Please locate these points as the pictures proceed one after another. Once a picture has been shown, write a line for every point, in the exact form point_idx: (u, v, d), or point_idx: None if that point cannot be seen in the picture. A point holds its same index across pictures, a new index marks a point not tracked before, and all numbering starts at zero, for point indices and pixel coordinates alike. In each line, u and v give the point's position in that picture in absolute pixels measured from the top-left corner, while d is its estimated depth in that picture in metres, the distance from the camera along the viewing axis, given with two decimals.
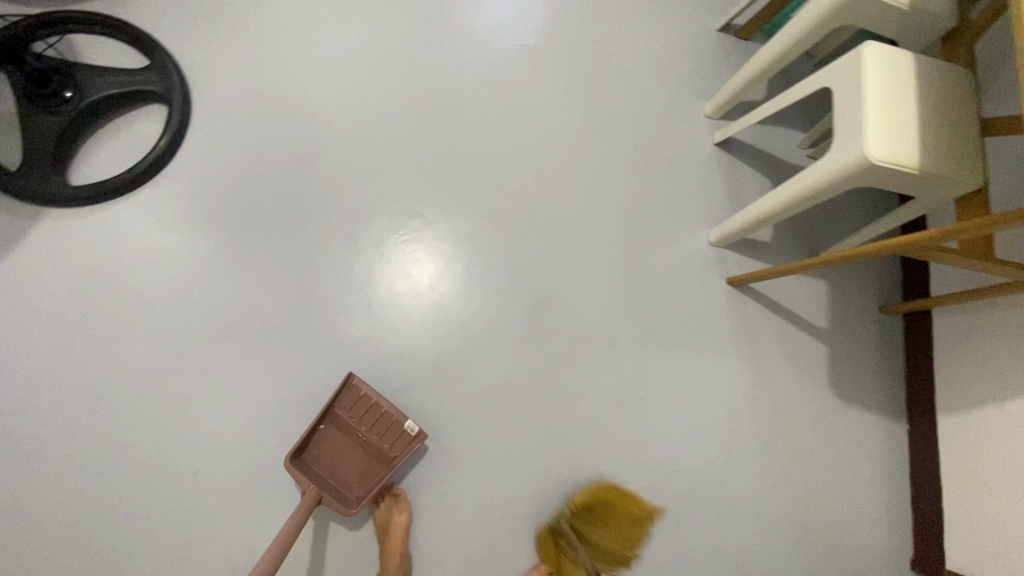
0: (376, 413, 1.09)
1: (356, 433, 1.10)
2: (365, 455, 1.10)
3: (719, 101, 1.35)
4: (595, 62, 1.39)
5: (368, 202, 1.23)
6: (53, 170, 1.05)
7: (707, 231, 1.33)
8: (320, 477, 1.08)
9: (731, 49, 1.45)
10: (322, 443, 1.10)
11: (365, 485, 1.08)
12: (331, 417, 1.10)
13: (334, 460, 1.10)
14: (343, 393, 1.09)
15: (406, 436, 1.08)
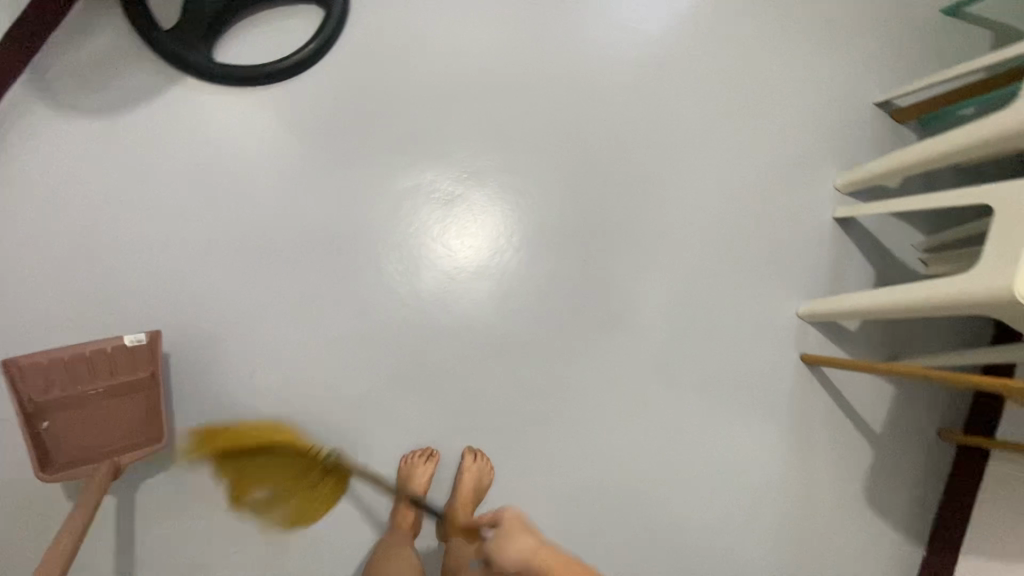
0: (80, 364, 0.97)
1: (89, 395, 0.97)
2: (119, 400, 0.99)
3: (855, 176, 1.30)
4: (741, 97, 1.33)
5: (475, 168, 1.20)
6: (202, 40, 1.04)
7: (797, 302, 1.30)
8: (90, 458, 0.95)
9: (882, 127, 1.38)
10: (75, 429, 0.96)
11: (149, 422, 0.99)
12: (44, 409, 0.95)
13: (92, 437, 0.97)
14: (27, 380, 0.93)
15: (141, 349, 0.99)
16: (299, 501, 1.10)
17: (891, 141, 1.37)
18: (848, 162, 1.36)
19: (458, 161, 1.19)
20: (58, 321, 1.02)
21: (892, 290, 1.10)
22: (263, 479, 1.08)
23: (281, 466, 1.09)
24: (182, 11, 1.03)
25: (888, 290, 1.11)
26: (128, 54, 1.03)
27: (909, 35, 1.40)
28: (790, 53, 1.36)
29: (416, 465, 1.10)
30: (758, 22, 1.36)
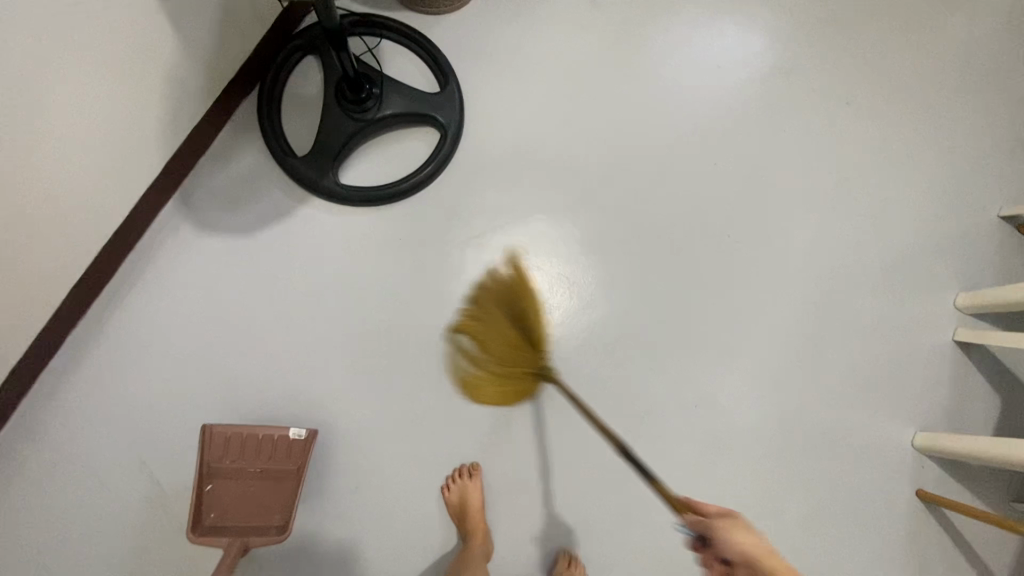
0: (252, 442, 1.03)
1: (246, 471, 1.03)
2: (264, 482, 1.03)
3: (977, 300, 1.22)
4: (853, 207, 1.29)
5: (564, 271, 1.21)
6: (332, 162, 1.11)
7: (913, 431, 1.22)
8: (224, 531, 0.99)
9: (1009, 242, 1.29)
10: (223, 499, 1.01)
11: (278, 510, 1.02)
12: (212, 475, 1.01)
13: (237, 508, 1.01)
14: (209, 444, 1.01)
15: (299, 444, 1.05)
16: (496, 387, 1.05)
17: (1018, 258, 1.28)
18: (972, 280, 1.28)
19: (545, 265, 1.20)
20: (189, 420, 1.08)
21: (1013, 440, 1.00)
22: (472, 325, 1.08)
23: (504, 357, 1.01)
24: (316, 138, 1.10)
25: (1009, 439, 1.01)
26: (266, 177, 1.12)
27: None
28: (907, 161, 1.32)
29: (467, 484, 1.09)
30: (871, 134, 1.32)
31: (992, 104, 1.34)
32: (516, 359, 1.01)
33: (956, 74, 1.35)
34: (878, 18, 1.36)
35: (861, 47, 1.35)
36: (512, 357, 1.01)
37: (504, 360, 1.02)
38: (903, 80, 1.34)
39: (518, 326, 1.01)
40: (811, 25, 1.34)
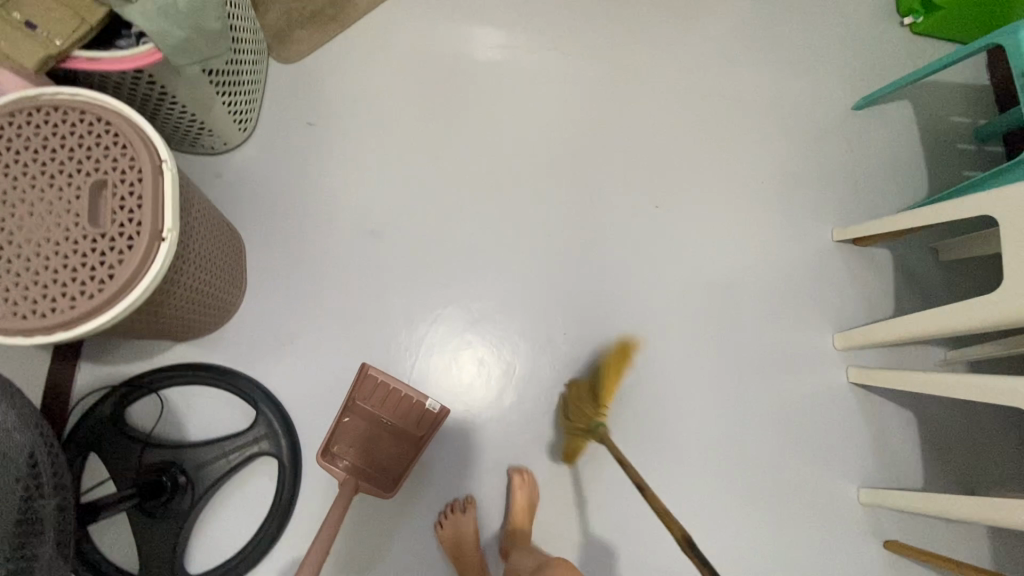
0: (396, 398, 1.06)
1: (382, 420, 1.07)
2: (389, 438, 1.06)
3: (851, 339, 1.25)
4: (710, 299, 1.30)
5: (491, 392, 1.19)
6: (171, 564, 0.96)
7: (857, 487, 1.23)
8: (350, 467, 1.04)
9: (852, 260, 1.34)
10: (354, 438, 1.05)
11: (397, 468, 1.06)
12: (351, 409, 1.06)
13: (366, 445, 1.06)
14: (360, 384, 1.05)
15: (431, 412, 1.06)
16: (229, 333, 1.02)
17: (866, 272, 1.33)
18: (837, 314, 1.31)
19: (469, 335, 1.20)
20: None
21: (958, 501, 1.01)
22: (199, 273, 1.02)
23: (587, 397, 1.16)
24: (140, 554, 0.96)
25: (956, 498, 1.01)
26: None
27: (832, 157, 1.40)
28: (735, 230, 1.33)
29: None
30: (693, 219, 1.33)
31: (780, 137, 1.39)
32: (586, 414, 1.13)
33: (738, 125, 1.39)
34: (649, 104, 1.36)
35: (647, 141, 1.35)
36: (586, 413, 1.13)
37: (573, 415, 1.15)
38: (697, 154, 1.36)
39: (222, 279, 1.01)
40: (594, 142, 1.33)
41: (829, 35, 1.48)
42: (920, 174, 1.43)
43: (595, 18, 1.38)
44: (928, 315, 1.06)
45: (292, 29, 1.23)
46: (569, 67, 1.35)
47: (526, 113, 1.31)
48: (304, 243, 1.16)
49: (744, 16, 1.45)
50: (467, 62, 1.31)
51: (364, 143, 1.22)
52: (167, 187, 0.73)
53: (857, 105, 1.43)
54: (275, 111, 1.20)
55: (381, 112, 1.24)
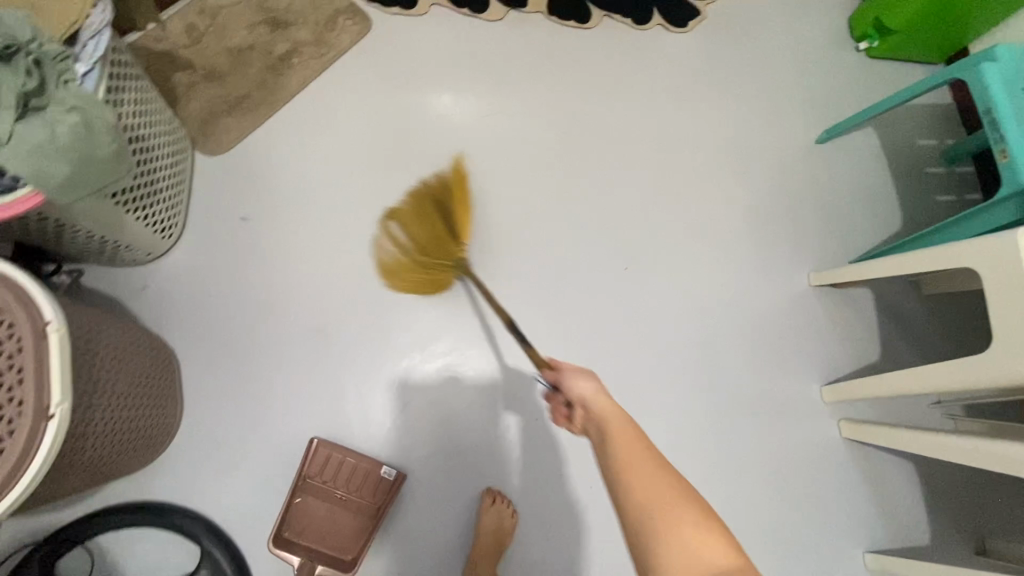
0: (347, 471, 1.02)
1: (335, 495, 1.03)
2: (344, 512, 1.02)
3: (840, 393, 1.17)
4: (689, 361, 1.22)
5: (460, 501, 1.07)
6: None
7: (863, 552, 1.15)
8: (306, 548, 1.00)
9: (832, 303, 1.27)
10: (309, 517, 1.02)
11: (356, 541, 1.01)
12: (300, 487, 1.01)
13: (320, 523, 1.02)
14: (311, 460, 1.01)
15: (385, 481, 1.02)
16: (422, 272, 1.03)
17: (847, 316, 1.26)
18: (823, 364, 1.24)
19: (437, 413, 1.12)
20: None
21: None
22: (409, 224, 1.04)
23: (429, 239, 1.02)
24: None
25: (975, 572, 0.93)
26: None
27: (799, 197, 1.35)
28: (707, 284, 1.27)
29: None
30: (662, 276, 1.26)
31: (742, 180, 1.34)
32: (438, 249, 1.01)
33: (699, 173, 1.33)
34: (605, 159, 1.30)
35: (607, 198, 1.28)
36: (440, 244, 1.01)
37: (428, 249, 1.02)
38: (659, 207, 1.30)
39: (448, 225, 1.02)
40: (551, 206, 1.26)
41: (784, 68, 1.43)
42: (893, 203, 1.37)
43: (541, 73, 1.32)
44: (926, 374, 0.98)
45: (217, 117, 1.15)
46: (518, 128, 1.28)
47: (477, 182, 1.24)
48: (246, 350, 1.07)
49: (696, 57, 1.40)
50: (409, 132, 1.23)
51: (304, 232, 1.14)
52: (53, 353, 0.64)
53: (820, 139, 1.38)
54: (205, 209, 1.11)
55: (321, 196, 1.16)
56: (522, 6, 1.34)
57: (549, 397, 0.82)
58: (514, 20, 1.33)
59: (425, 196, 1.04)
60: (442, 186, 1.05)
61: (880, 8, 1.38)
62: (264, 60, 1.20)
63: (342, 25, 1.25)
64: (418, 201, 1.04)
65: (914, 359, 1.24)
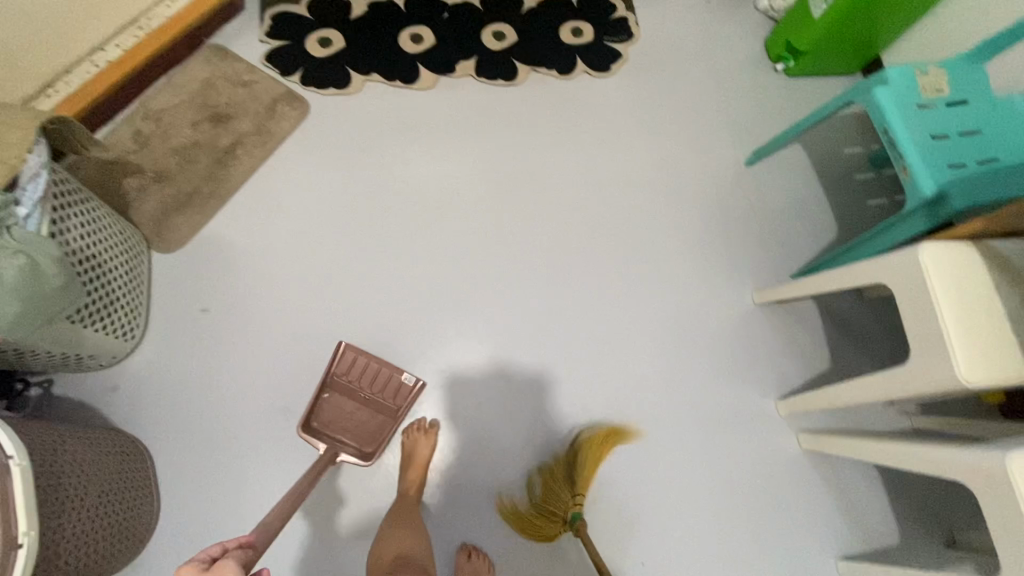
0: (373, 374, 1.16)
1: (360, 395, 1.17)
2: (368, 410, 1.17)
3: (792, 407, 1.22)
4: (648, 392, 1.26)
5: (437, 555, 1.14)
6: None
7: (833, 558, 1.18)
8: (330, 435, 1.14)
9: (777, 318, 1.33)
10: (331, 411, 1.16)
11: (376, 436, 1.16)
12: (329, 384, 1.16)
13: (345, 417, 1.16)
14: (339, 361, 1.15)
15: (405, 384, 1.17)
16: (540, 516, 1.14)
17: (793, 328, 1.32)
18: (776, 380, 1.29)
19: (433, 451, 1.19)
20: None
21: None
22: (550, 482, 1.16)
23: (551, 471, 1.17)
24: None
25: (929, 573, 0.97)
26: None
27: (736, 219, 1.41)
28: (656, 314, 1.32)
29: None
30: (611, 312, 1.31)
31: (680, 208, 1.40)
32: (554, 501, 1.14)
33: (638, 208, 1.39)
34: (546, 206, 1.36)
35: (551, 244, 1.33)
36: (559, 494, 1.14)
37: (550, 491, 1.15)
38: (603, 247, 1.35)
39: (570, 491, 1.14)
40: (498, 258, 1.31)
41: (708, 97, 1.50)
42: (826, 213, 1.43)
43: (475, 131, 1.39)
44: (860, 387, 1.03)
45: (169, 216, 1.21)
46: (460, 187, 1.34)
47: (425, 244, 1.29)
48: (217, 438, 1.12)
49: (623, 97, 1.47)
50: (355, 206, 1.30)
51: (263, 315, 1.19)
52: (16, 485, 0.69)
53: (749, 161, 1.45)
54: (166, 306, 1.17)
55: (277, 278, 1.22)
56: (450, 72, 1.42)
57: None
58: (445, 86, 1.41)
59: (566, 448, 1.20)
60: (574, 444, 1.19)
61: (789, 32, 1.46)
62: (209, 154, 1.26)
63: (282, 112, 1.32)
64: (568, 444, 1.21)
65: (860, 365, 1.29)
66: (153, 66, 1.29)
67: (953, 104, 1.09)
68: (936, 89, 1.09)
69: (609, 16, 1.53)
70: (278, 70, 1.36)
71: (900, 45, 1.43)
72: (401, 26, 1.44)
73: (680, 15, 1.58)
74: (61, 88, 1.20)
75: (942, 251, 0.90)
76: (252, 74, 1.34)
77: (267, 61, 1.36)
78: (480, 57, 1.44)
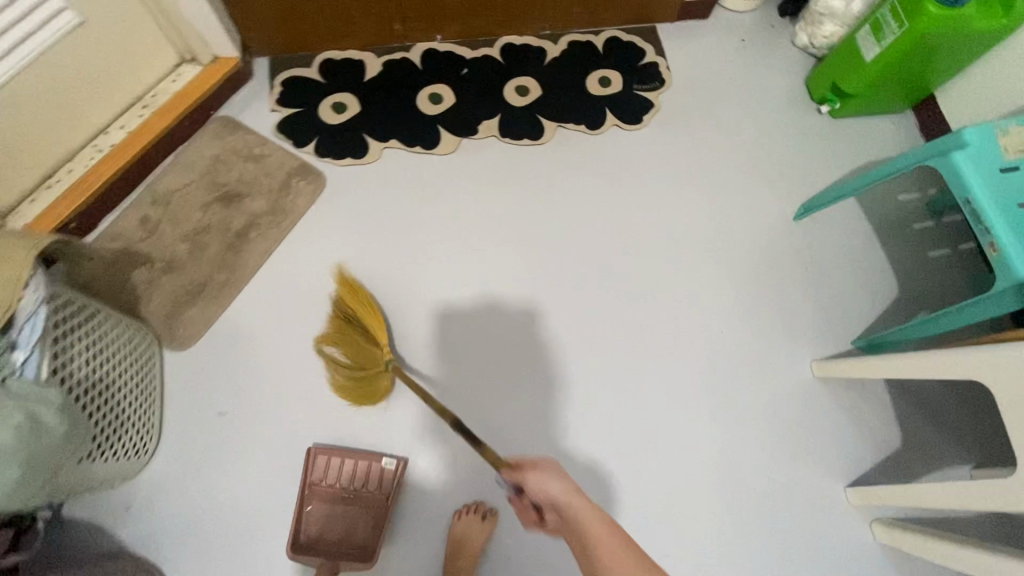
0: (351, 471, 1.06)
1: (345, 499, 1.06)
2: (357, 510, 1.06)
3: (866, 496, 1.11)
4: (704, 482, 1.15)
5: None
6: None
7: None
8: (323, 549, 1.04)
9: (839, 391, 1.22)
10: (321, 524, 1.05)
11: (375, 534, 1.05)
12: (308, 496, 1.05)
13: (336, 527, 1.06)
14: (312, 468, 1.06)
15: (387, 470, 1.07)
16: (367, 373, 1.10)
17: (857, 402, 1.21)
18: (842, 462, 1.18)
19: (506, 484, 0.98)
20: None
21: None
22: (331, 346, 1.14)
23: (352, 353, 1.11)
24: None
25: None
26: None
27: (786, 280, 1.30)
28: (707, 390, 1.21)
29: None
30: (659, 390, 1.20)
31: (725, 270, 1.30)
32: (365, 359, 1.10)
33: (679, 273, 1.29)
34: (581, 275, 1.26)
35: (589, 317, 1.23)
36: (362, 351, 1.10)
37: (353, 357, 1.11)
38: (646, 318, 1.25)
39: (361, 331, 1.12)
40: (533, 335, 1.21)
41: (748, 144, 1.40)
42: (885, 266, 1.32)
43: (502, 196, 1.30)
44: (958, 491, 0.92)
45: (181, 309, 1.13)
46: (488, 258, 1.25)
47: (454, 324, 1.20)
48: (240, 556, 1.02)
49: (656, 150, 1.37)
50: (378, 284, 1.21)
51: (285, 413, 1.11)
52: None
53: (796, 216, 1.34)
54: (182, 409, 1.09)
55: (297, 371, 1.13)
56: (472, 132, 1.33)
57: (516, 498, 0.81)
58: (467, 148, 1.33)
59: (341, 325, 1.13)
60: (344, 309, 1.14)
61: (834, 73, 1.35)
62: (222, 239, 1.19)
63: (297, 188, 1.24)
64: (337, 336, 1.12)
65: (935, 441, 1.18)
66: (159, 146, 1.21)
67: None
68: (1020, 150, 0.98)
69: (636, 62, 1.44)
70: (291, 141, 1.28)
71: (958, 83, 1.32)
72: (418, 85, 1.36)
73: (711, 56, 1.48)
74: (62, 179, 1.13)
75: None
76: (263, 147, 1.27)
77: (279, 132, 1.29)
78: (503, 114, 1.36)
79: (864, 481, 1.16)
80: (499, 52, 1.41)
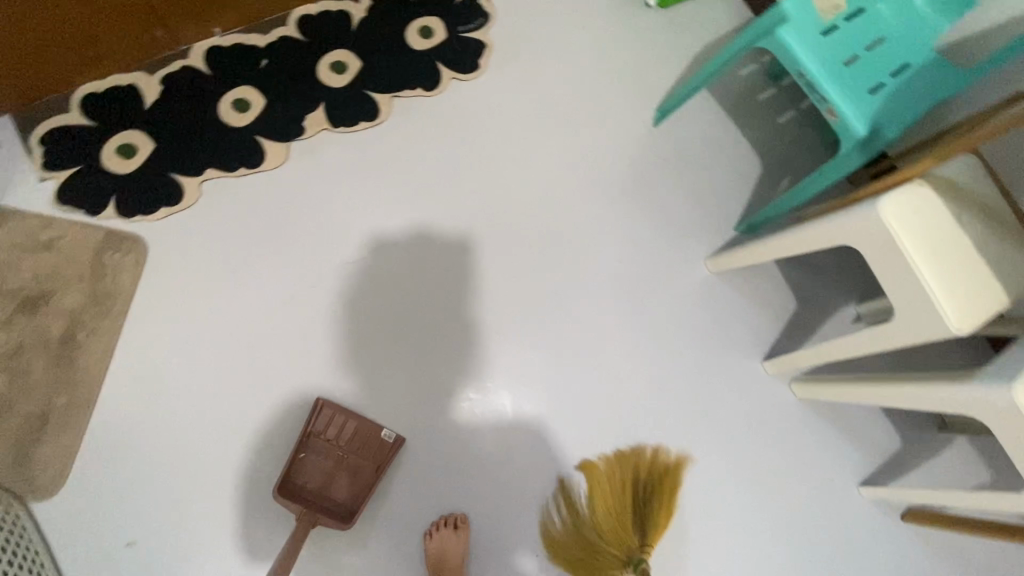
0: (352, 432, 1.04)
1: (338, 457, 1.04)
2: (344, 472, 1.04)
3: (781, 367, 1.20)
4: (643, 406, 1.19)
5: None
6: None
7: (857, 487, 1.22)
8: (310, 499, 1.02)
9: (736, 277, 1.27)
10: (310, 472, 1.03)
11: (358, 498, 1.03)
12: (305, 442, 1.03)
13: (323, 480, 1.03)
14: (317, 418, 1.03)
15: (385, 442, 1.05)
16: (585, 554, 1.04)
17: (753, 282, 1.28)
18: (754, 340, 1.25)
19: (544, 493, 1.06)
20: None
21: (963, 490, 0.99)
22: (597, 485, 1.08)
23: (609, 524, 1.04)
24: None
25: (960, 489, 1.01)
26: None
27: (664, 187, 1.30)
28: (622, 321, 1.21)
29: None
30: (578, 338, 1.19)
31: (606, 196, 1.27)
32: (614, 534, 1.02)
33: (564, 214, 1.24)
34: (470, 251, 1.18)
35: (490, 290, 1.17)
36: (620, 533, 1.02)
37: (605, 532, 1.03)
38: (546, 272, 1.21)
39: (638, 532, 1.01)
40: (441, 329, 1.14)
41: (592, 59, 1.34)
42: (746, 145, 1.35)
43: (356, 194, 1.16)
44: (851, 343, 1.01)
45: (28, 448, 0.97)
46: (366, 267, 1.14)
47: (355, 348, 1.10)
48: None
49: (502, 93, 1.28)
50: (255, 337, 1.07)
51: (203, 513, 1.00)
52: None
53: (656, 120, 1.32)
54: (81, 552, 0.96)
55: (202, 463, 1.01)
56: (299, 133, 1.16)
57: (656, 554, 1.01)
58: (299, 153, 1.16)
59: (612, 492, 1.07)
60: (651, 497, 1.05)
61: None
62: (44, 354, 1.00)
63: (113, 263, 1.04)
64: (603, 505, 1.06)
65: (824, 295, 1.28)
66: None
67: (852, 18, 1.00)
68: (833, 7, 0.99)
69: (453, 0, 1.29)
70: (83, 211, 1.06)
71: None
72: (213, 96, 1.15)
73: None
74: None
75: (899, 204, 0.86)
76: (48, 229, 1.04)
77: (63, 204, 1.05)
78: (326, 102, 1.18)
79: (778, 351, 1.25)
80: (296, 30, 1.21)
